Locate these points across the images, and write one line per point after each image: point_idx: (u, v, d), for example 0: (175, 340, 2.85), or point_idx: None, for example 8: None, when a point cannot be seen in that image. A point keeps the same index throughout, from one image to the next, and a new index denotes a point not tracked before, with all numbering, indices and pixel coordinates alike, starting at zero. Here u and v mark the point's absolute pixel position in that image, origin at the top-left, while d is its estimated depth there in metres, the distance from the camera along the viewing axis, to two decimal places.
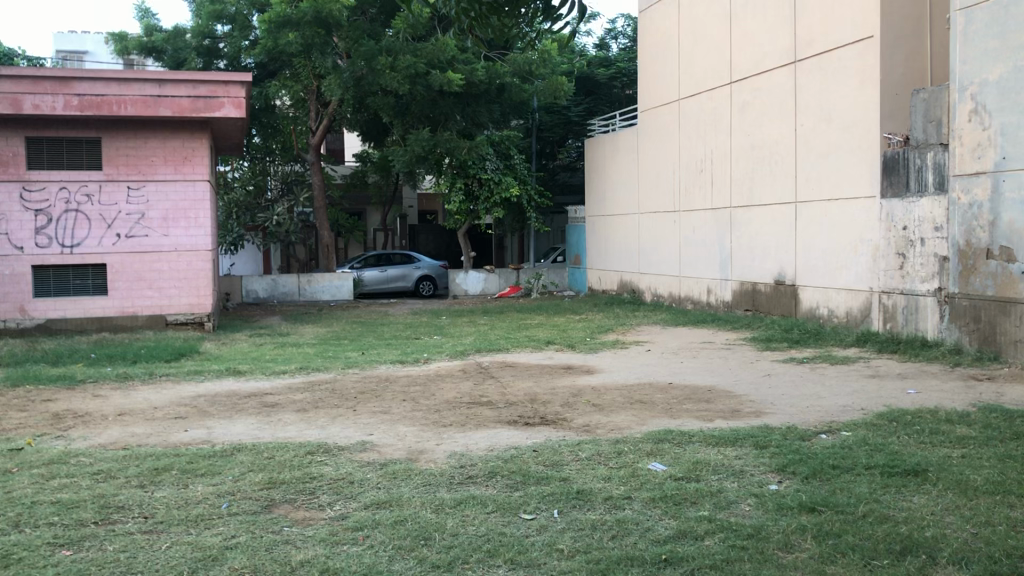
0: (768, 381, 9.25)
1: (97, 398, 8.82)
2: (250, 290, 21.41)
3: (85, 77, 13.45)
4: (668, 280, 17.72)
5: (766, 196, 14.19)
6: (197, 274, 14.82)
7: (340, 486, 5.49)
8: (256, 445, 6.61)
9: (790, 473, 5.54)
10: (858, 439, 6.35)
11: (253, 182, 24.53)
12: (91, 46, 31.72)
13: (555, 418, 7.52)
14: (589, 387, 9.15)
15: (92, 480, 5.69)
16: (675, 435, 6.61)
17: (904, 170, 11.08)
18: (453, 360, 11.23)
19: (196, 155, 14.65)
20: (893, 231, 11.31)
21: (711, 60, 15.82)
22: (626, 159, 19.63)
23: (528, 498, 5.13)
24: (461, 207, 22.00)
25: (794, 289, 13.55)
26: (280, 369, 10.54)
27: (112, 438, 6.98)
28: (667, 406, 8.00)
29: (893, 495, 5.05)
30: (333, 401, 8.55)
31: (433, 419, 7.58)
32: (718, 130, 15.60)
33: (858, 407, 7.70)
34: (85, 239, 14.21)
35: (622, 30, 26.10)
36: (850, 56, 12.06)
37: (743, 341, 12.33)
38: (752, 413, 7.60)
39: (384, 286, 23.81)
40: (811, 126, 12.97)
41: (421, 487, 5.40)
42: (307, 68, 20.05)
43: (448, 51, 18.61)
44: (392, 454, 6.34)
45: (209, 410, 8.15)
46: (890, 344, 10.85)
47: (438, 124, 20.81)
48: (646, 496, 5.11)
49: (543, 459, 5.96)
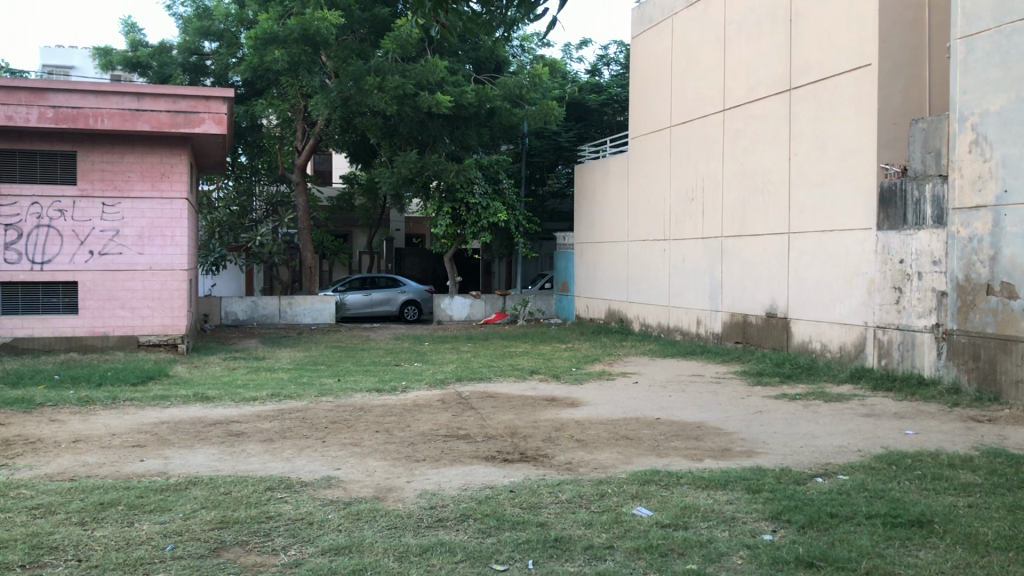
0: (759, 418, 8.83)
1: (54, 423, 8.33)
2: (229, 312, 20.94)
3: (60, 88, 13.04)
4: (657, 310, 17.35)
5: (758, 225, 13.89)
6: (172, 295, 14.37)
7: (297, 528, 5.04)
8: (213, 479, 6.16)
9: (785, 521, 5.13)
10: (857, 484, 5.96)
11: (237, 203, 23.93)
12: (77, 61, 31.47)
13: (535, 454, 7.11)
14: (572, 420, 8.73)
15: (29, 515, 5.23)
16: (662, 476, 6.20)
17: (901, 202, 10.78)
18: (432, 390, 10.77)
19: (175, 171, 14.29)
20: (889, 264, 10.98)
21: (704, 87, 15.58)
22: (616, 185, 19.32)
23: (500, 546, 4.72)
24: (448, 231, 21.54)
25: (787, 322, 13.19)
26: (251, 396, 10.06)
27: (61, 467, 6.53)
28: (654, 443, 7.59)
29: (897, 549, 4.65)
30: (302, 432, 8.10)
31: (406, 453, 7.15)
32: (710, 158, 15.34)
33: (856, 448, 7.31)
34: (56, 256, 13.75)
35: (614, 56, 25.90)
36: (846, 84, 11.81)
37: (734, 375, 11.93)
38: (743, 452, 7.21)
39: (368, 309, 23.38)
40: (806, 154, 12.69)
41: (386, 531, 4.97)
42: (294, 87, 19.78)
43: (438, 73, 18.28)
44: (359, 492, 5.90)
45: (170, 439, 7.69)
46: (885, 381, 10.49)
47: (427, 146, 20.46)
48: (630, 546, 4.69)
49: (519, 501, 5.54)
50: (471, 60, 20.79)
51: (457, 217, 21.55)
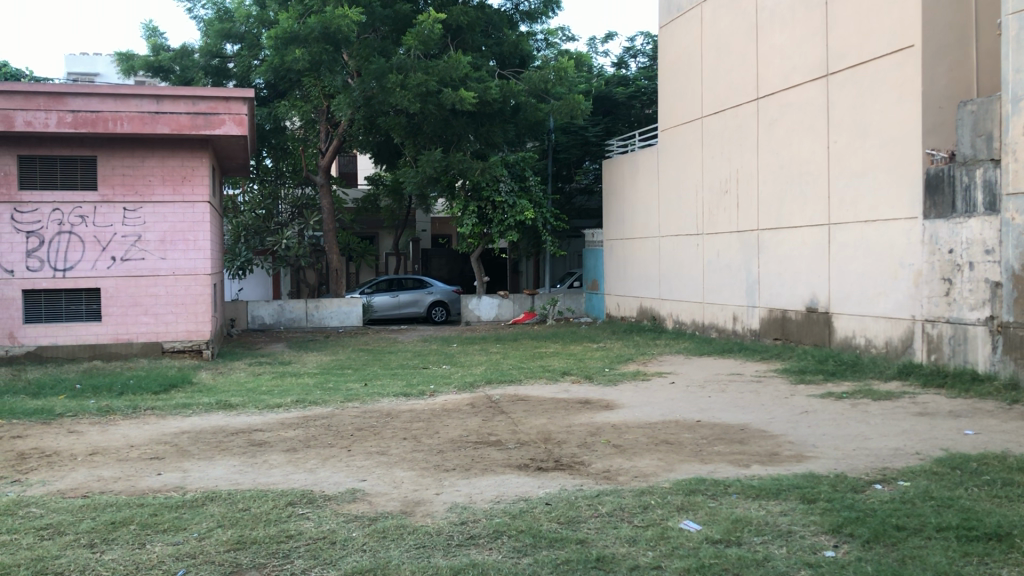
0: (806, 419, 8.36)
1: (73, 435, 8.08)
2: (255, 316, 20.75)
3: (79, 92, 12.82)
4: (691, 306, 16.89)
5: (796, 218, 13.39)
6: (196, 300, 14.16)
7: (318, 548, 4.69)
8: (232, 494, 5.82)
9: (847, 535, 4.71)
10: (921, 491, 5.50)
11: (262, 206, 23.79)
12: (102, 68, 31.55)
13: (571, 462, 6.71)
14: (609, 424, 8.32)
15: (36, 537, 4.93)
16: (707, 485, 5.78)
17: (949, 188, 10.30)
18: (461, 394, 10.37)
19: (196, 174, 14.06)
20: (937, 255, 10.48)
21: (736, 76, 15.09)
22: (646, 180, 18.87)
23: (537, 567, 4.35)
24: (475, 230, 21.20)
25: (828, 317, 12.69)
26: (275, 403, 9.76)
27: (75, 482, 6.26)
28: (696, 448, 7.17)
29: (976, 567, 4.20)
30: (327, 440, 7.76)
31: (435, 462, 6.78)
32: (744, 149, 14.85)
33: (914, 451, 6.83)
34: (78, 263, 13.56)
35: (641, 48, 25.46)
36: (887, 69, 11.31)
37: (775, 374, 11.46)
38: (793, 457, 6.79)
39: (395, 311, 23.10)
40: (845, 142, 12.20)
41: (414, 551, 4.62)
42: (317, 87, 19.56)
43: (461, 69, 17.94)
44: (385, 506, 5.55)
45: (190, 450, 7.39)
46: (936, 378, 9.98)
47: (451, 144, 20.12)
48: (680, 567, 4.29)
49: (557, 516, 5.14)
50: (495, 56, 20.42)
51: (483, 216, 21.23)
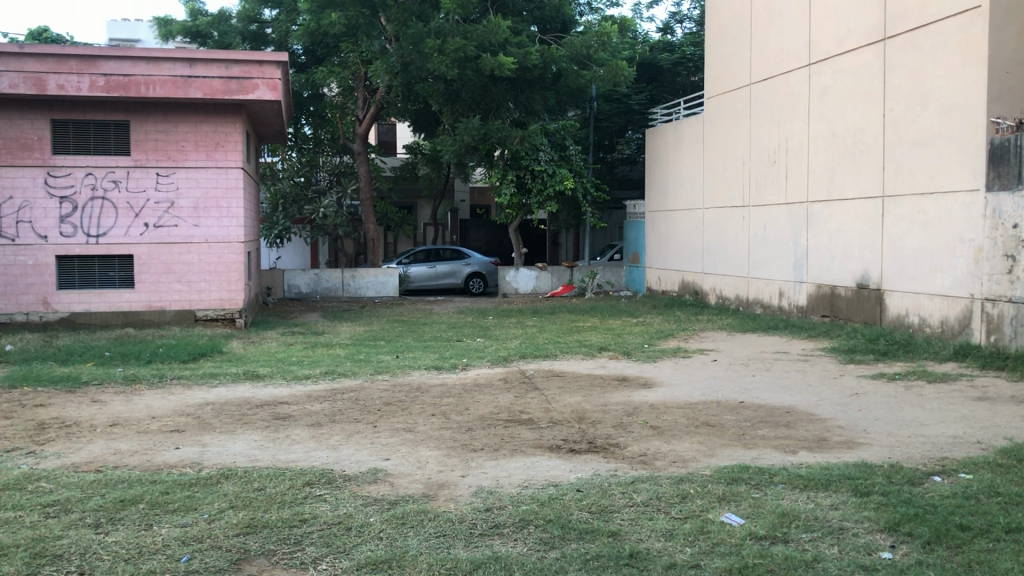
0: (856, 402, 7.92)
1: (96, 404, 7.91)
2: (291, 285, 20.67)
3: (112, 55, 12.61)
4: (735, 281, 16.38)
5: (847, 189, 12.81)
6: (229, 268, 14.00)
7: (333, 535, 4.40)
8: (249, 472, 5.57)
9: (906, 535, 4.30)
10: (985, 486, 5.06)
11: (300, 173, 23.48)
12: (142, 34, 31.50)
13: (605, 444, 6.35)
14: (646, 403, 7.95)
15: (41, 515, 4.70)
16: (752, 474, 5.39)
17: (1014, 159, 9.63)
18: (494, 368, 10.09)
19: (230, 140, 13.84)
20: (1000, 229, 9.89)
21: (787, 39, 14.45)
22: (691, 149, 18.30)
23: (564, 563, 4.00)
24: (513, 201, 20.80)
25: (880, 294, 12.15)
26: (303, 374, 9.54)
27: (90, 455, 6.05)
28: (739, 431, 6.78)
29: None
30: (354, 415, 7.49)
31: (463, 441, 6.47)
32: (795, 117, 14.24)
33: (974, 440, 6.37)
34: (111, 229, 13.46)
35: (687, 13, 24.77)
36: (951, 31, 10.66)
37: (822, 352, 10.98)
38: (843, 443, 6.37)
39: (432, 282, 22.84)
40: (903, 110, 11.57)
41: (434, 539, 4.31)
42: (355, 53, 19.36)
43: (500, 33, 17.41)
44: (407, 488, 5.24)
45: (212, 423, 7.16)
46: (995, 360, 9.44)
47: (490, 112, 19.68)
48: (722, 566, 3.94)
49: (589, 504, 4.80)
50: (537, 20, 19.93)
51: (521, 185, 20.81)
